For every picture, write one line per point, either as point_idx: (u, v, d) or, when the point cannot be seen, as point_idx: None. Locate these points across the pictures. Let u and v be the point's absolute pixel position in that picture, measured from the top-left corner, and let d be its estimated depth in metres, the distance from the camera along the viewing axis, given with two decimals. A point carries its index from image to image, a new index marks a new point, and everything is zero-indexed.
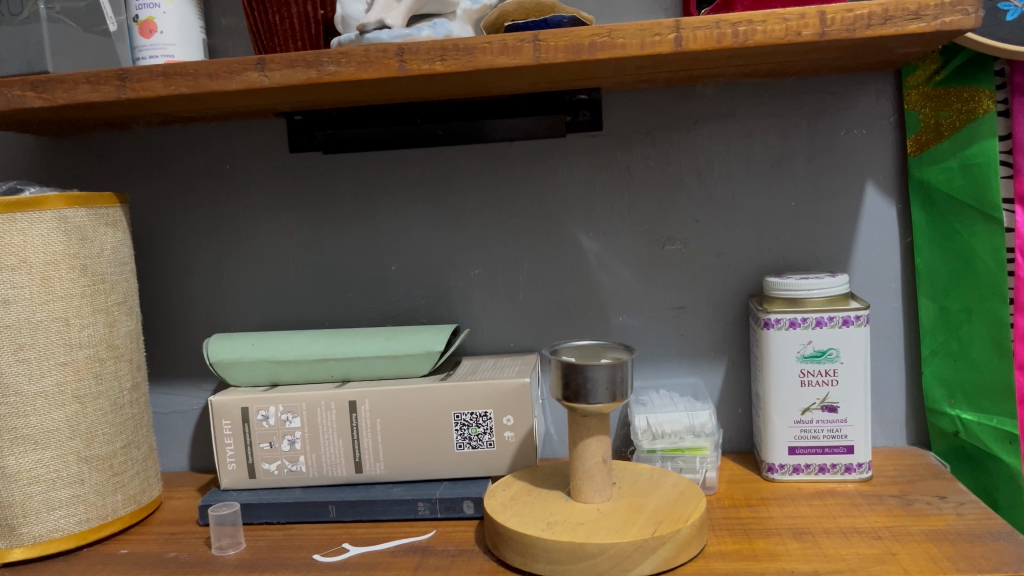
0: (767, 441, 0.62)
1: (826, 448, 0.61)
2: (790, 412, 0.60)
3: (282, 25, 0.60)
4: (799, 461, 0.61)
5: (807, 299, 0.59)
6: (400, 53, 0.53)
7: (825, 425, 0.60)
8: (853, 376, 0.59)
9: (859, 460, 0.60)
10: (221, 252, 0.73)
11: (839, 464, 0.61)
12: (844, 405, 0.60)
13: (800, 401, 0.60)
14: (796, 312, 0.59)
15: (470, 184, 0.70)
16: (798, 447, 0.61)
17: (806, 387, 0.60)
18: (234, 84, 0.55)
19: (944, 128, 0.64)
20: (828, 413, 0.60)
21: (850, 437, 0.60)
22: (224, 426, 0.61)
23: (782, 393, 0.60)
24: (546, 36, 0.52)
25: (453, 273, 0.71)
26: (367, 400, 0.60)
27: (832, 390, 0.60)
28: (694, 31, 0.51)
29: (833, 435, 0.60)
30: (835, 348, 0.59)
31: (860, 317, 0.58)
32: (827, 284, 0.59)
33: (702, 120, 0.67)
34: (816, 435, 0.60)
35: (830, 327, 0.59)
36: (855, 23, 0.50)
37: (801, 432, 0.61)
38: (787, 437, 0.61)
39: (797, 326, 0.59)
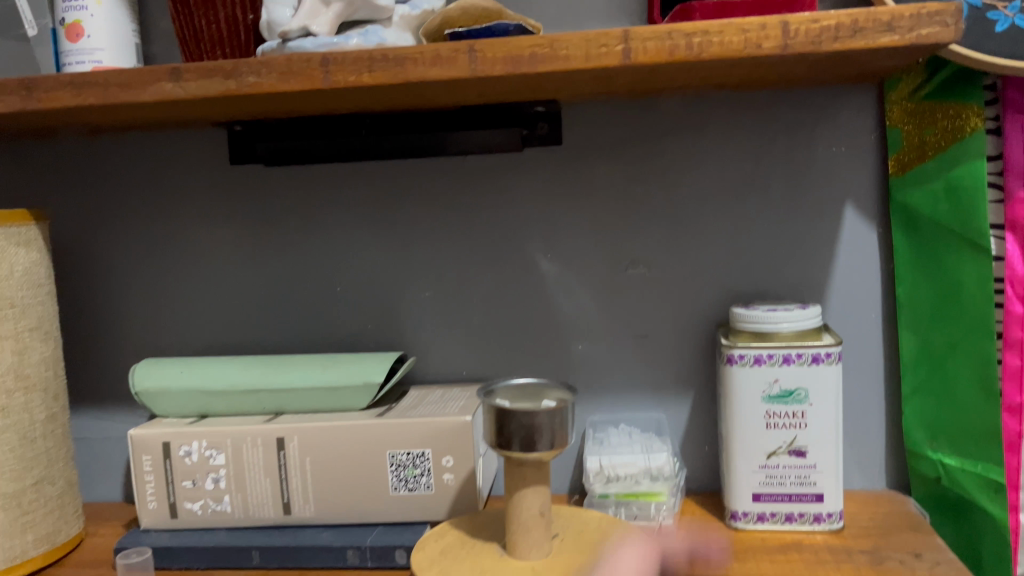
0: (730, 487, 0.57)
1: (794, 496, 0.56)
2: (755, 456, 0.55)
3: (208, 30, 0.55)
4: (765, 509, 0.56)
5: (775, 333, 0.54)
6: (325, 63, 0.48)
7: (791, 471, 0.55)
8: (824, 418, 0.55)
9: (828, 509, 0.55)
10: (153, 271, 0.68)
11: (808, 513, 0.56)
12: (814, 449, 0.55)
13: (766, 445, 0.55)
14: (761, 348, 0.54)
15: (422, 200, 0.65)
16: (764, 494, 0.56)
17: (772, 430, 0.55)
18: (147, 95, 0.50)
19: (928, 148, 0.58)
20: (796, 458, 0.55)
21: (820, 484, 0.55)
22: (145, 461, 0.57)
23: (746, 435, 0.55)
24: (482, 46, 0.47)
25: (402, 296, 0.67)
26: (296, 436, 0.56)
27: (800, 433, 0.55)
28: (644, 43, 0.46)
29: (802, 481, 0.55)
30: (805, 387, 0.54)
31: (830, 354, 0.54)
32: (796, 317, 0.54)
33: (669, 134, 0.63)
34: (783, 481, 0.55)
35: (798, 364, 0.54)
36: (822, 35, 0.45)
37: (767, 478, 0.56)
38: (751, 484, 0.56)
39: (762, 363, 0.54)
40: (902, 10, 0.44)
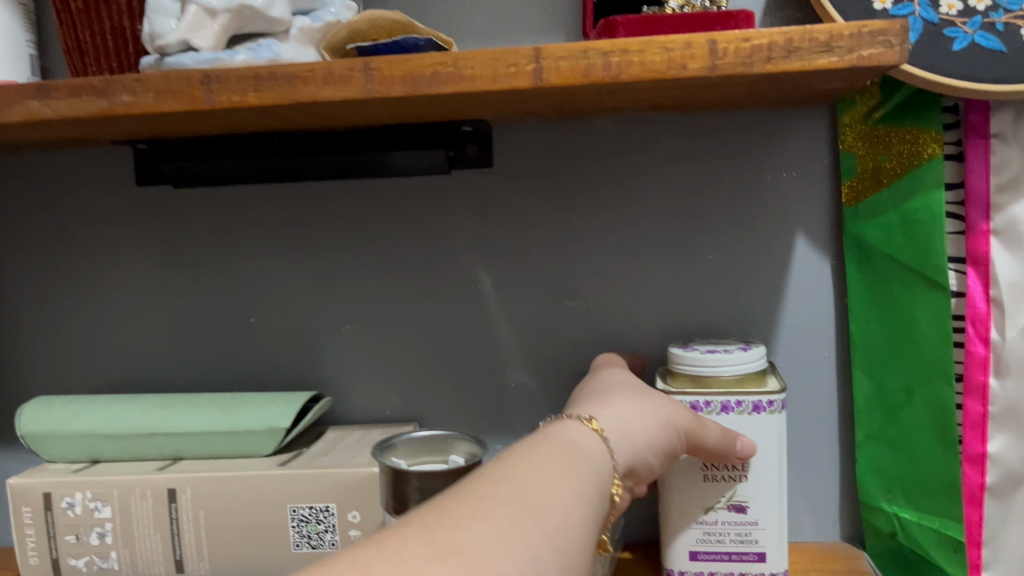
0: (666, 543, 0.52)
1: (734, 555, 0.51)
2: (691, 509, 0.51)
3: (93, 42, 0.50)
4: (702, 569, 0.51)
5: (715, 378, 0.49)
6: (205, 81, 0.43)
7: (731, 528, 0.50)
8: (765, 471, 0.50)
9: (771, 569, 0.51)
10: (55, 298, 0.63)
11: (750, 574, 0.51)
12: (755, 504, 0.50)
13: (704, 498, 0.50)
14: (698, 394, 0.49)
15: (341, 226, 0.61)
16: (701, 552, 0.51)
17: (709, 483, 0.50)
18: (12, 115, 0.45)
19: (883, 174, 0.53)
20: (736, 514, 0.50)
21: (761, 543, 0.50)
22: (24, 513, 0.52)
23: (680, 488, 0.51)
24: (378, 63, 0.42)
25: (321, 329, 0.62)
26: (188, 487, 0.51)
27: (740, 487, 0.50)
28: (556, 62, 0.41)
29: (743, 539, 0.50)
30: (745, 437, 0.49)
31: (773, 403, 0.49)
32: (738, 361, 0.49)
33: (607, 157, 0.58)
34: (721, 539, 0.51)
35: (737, 413, 0.49)
36: (752, 55, 0.40)
37: (704, 535, 0.51)
38: (687, 540, 0.51)
39: (699, 410, 0.49)
40: (841, 28, 0.40)
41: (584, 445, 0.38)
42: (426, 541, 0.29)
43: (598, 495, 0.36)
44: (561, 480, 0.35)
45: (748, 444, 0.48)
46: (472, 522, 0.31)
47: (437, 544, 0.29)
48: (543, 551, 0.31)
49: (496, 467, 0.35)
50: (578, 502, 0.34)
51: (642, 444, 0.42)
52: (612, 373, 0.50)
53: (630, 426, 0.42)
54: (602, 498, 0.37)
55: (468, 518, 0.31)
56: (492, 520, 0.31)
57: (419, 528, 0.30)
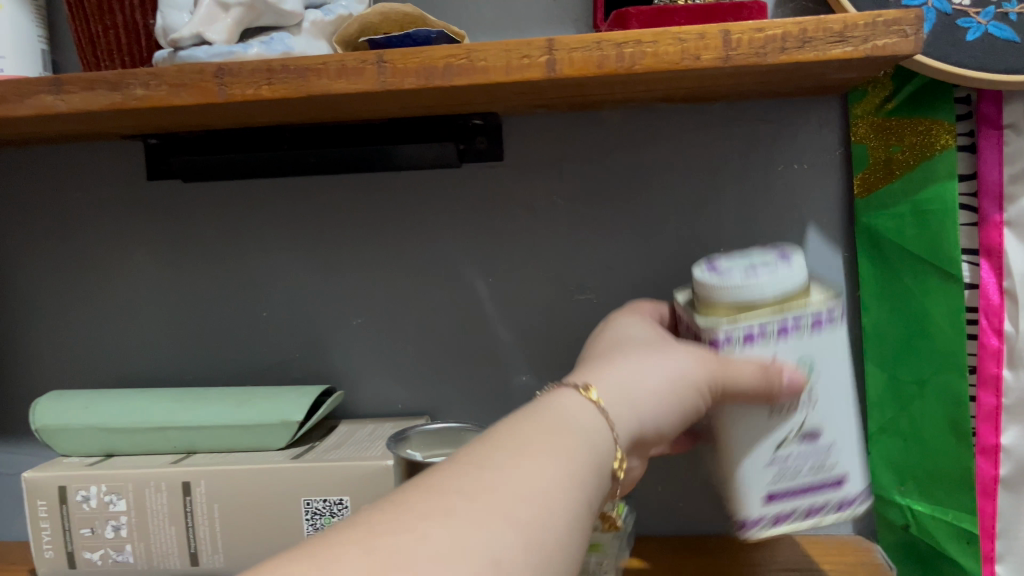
0: (731, 492, 0.42)
1: (811, 488, 0.42)
2: (760, 452, 0.41)
3: (105, 37, 0.51)
4: (783, 511, 0.42)
5: (763, 299, 0.39)
6: (219, 74, 0.43)
7: (807, 461, 0.41)
8: (838, 383, 0.42)
9: (851, 493, 0.42)
10: (65, 293, 0.63)
11: (828, 503, 0.42)
12: (829, 427, 0.42)
13: (774, 433, 0.41)
14: (751, 322, 0.39)
15: (351, 220, 0.61)
16: (778, 494, 0.41)
17: (777, 420, 0.41)
18: (26, 109, 0.45)
19: (895, 166, 0.53)
20: (808, 443, 0.42)
21: (841, 467, 0.42)
22: (40, 507, 0.52)
23: (744, 431, 0.41)
24: (391, 56, 0.42)
25: (331, 323, 0.62)
26: (202, 480, 0.51)
27: (810, 412, 0.41)
28: (570, 53, 0.41)
29: (824, 470, 0.42)
30: (812, 360, 0.41)
31: (834, 316, 0.41)
32: (785, 275, 0.39)
33: (616, 149, 0.58)
34: (797, 474, 0.41)
35: (797, 335, 0.40)
36: (766, 45, 0.40)
37: (777, 476, 0.41)
38: (761, 484, 0.41)
39: (754, 343, 0.40)
40: (856, 18, 0.40)
41: (575, 421, 0.36)
42: (372, 546, 0.27)
43: (588, 481, 0.34)
44: (538, 465, 0.33)
45: (800, 374, 0.40)
46: (427, 524, 0.28)
47: (384, 549, 0.27)
48: (508, 550, 0.29)
49: (467, 454, 0.33)
50: (555, 495, 0.32)
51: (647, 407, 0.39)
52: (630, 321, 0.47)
53: (630, 385, 0.39)
54: (596, 484, 0.35)
55: (424, 519, 0.29)
56: (451, 518, 0.29)
57: (366, 532, 0.28)
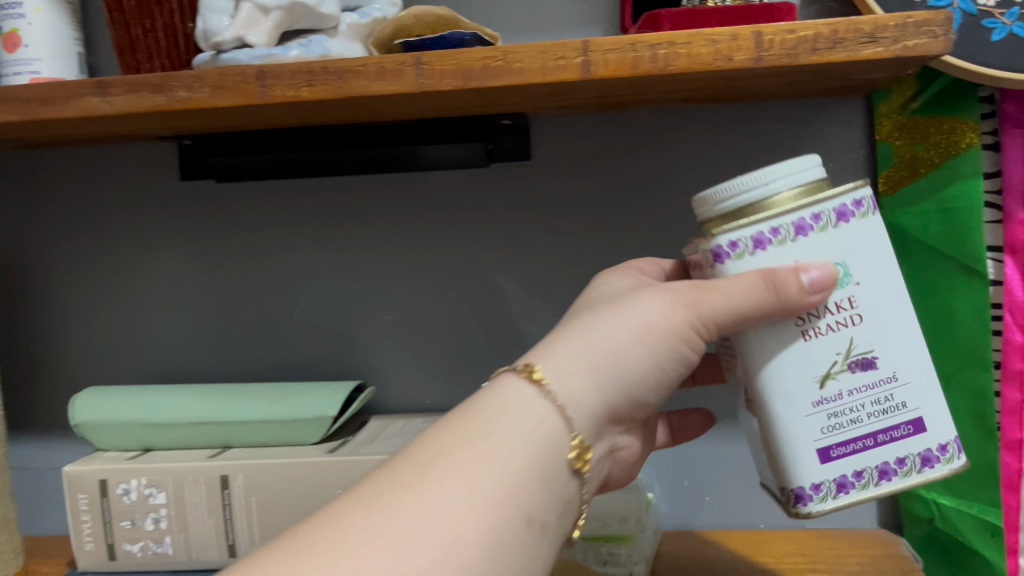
0: (784, 454, 0.35)
1: (877, 434, 0.35)
2: (800, 392, 0.35)
3: (144, 40, 0.52)
4: (846, 472, 0.35)
5: (775, 196, 0.34)
6: (260, 76, 0.44)
7: (864, 397, 0.35)
8: (885, 295, 0.35)
9: (934, 440, 0.35)
10: (99, 292, 0.64)
11: (907, 453, 0.35)
12: (885, 352, 0.35)
13: (813, 365, 0.35)
14: (761, 221, 0.34)
15: (380, 219, 0.62)
16: (835, 448, 0.35)
17: (813, 344, 0.35)
18: (71, 111, 0.47)
19: (920, 164, 0.54)
20: (864, 373, 0.35)
21: (911, 405, 0.35)
22: (81, 500, 0.54)
23: (776, 365, 0.35)
24: (429, 58, 0.43)
25: (360, 320, 0.63)
26: (240, 474, 0.52)
27: (856, 334, 0.35)
28: (604, 55, 0.42)
29: (884, 407, 0.35)
30: (845, 261, 0.34)
31: (860, 204, 0.34)
32: (794, 166, 0.34)
33: (642, 148, 0.59)
34: (857, 417, 0.35)
35: (818, 231, 0.34)
36: (798, 46, 0.41)
37: (833, 424, 0.35)
38: (810, 436, 0.35)
39: (767, 246, 0.34)
40: (886, 19, 0.41)
41: (520, 414, 0.34)
42: None
43: (522, 493, 0.32)
44: (448, 477, 0.31)
45: (824, 271, 0.34)
46: (305, 557, 0.27)
47: None
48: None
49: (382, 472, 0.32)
50: (477, 504, 0.30)
51: (613, 379, 0.36)
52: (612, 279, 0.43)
53: (596, 342, 0.36)
54: (535, 494, 0.32)
55: (302, 552, 0.28)
56: (334, 549, 0.28)
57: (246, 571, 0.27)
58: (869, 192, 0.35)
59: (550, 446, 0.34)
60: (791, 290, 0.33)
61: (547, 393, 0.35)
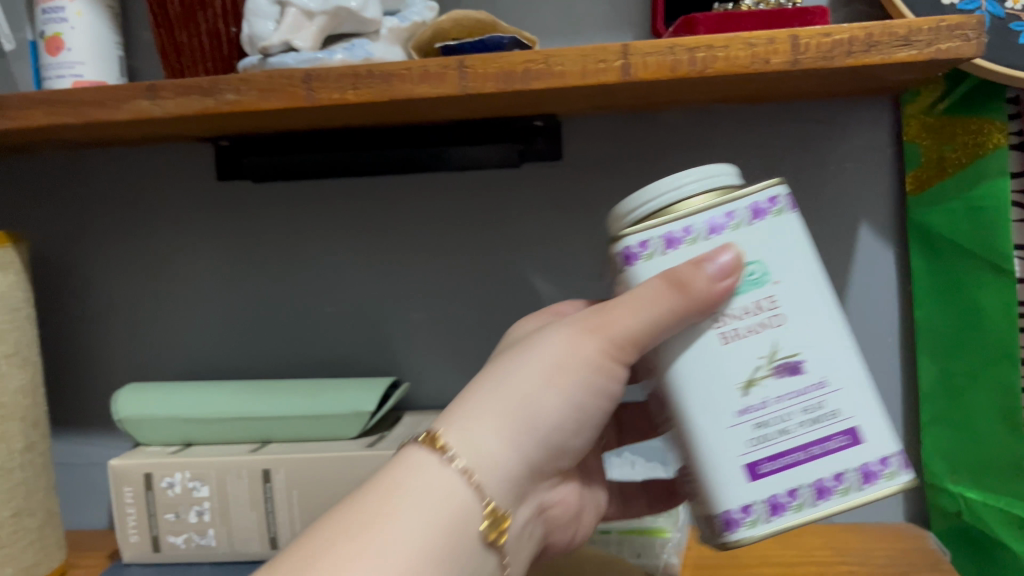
0: (707, 474, 0.35)
1: (808, 446, 0.34)
2: (723, 401, 0.34)
3: (189, 45, 0.53)
4: (778, 491, 0.34)
5: (684, 200, 0.35)
6: (307, 80, 0.46)
7: (791, 405, 0.34)
8: (806, 296, 0.35)
9: (871, 453, 0.35)
10: (137, 291, 0.66)
11: (844, 467, 0.34)
12: (811, 356, 0.34)
13: (735, 371, 0.34)
14: (671, 222, 0.35)
15: (414, 218, 0.63)
16: (764, 463, 0.34)
17: (732, 347, 0.34)
18: (122, 114, 0.48)
19: (947, 164, 0.55)
20: (791, 379, 0.34)
21: (844, 414, 0.35)
22: (126, 493, 0.55)
23: (697, 373, 0.34)
24: (472, 61, 0.45)
25: (393, 317, 0.64)
26: (282, 468, 0.54)
27: (779, 336, 0.34)
28: (644, 58, 0.43)
29: (815, 416, 0.34)
30: (761, 260, 0.34)
31: (775, 201, 0.35)
32: (704, 170, 0.36)
33: (672, 149, 0.60)
34: (784, 428, 0.34)
35: (732, 229, 0.35)
36: (834, 49, 0.42)
37: (757, 436, 0.34)
38: (735, 450, 0.34)
39: (678, 245, 0.35)
40: (920, 23, 0.42)
41: (425, 491, 0.33)
42: None
43: None
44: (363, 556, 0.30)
45: (730, 255, 0.34)
46: None
47: None
48: None
49: (298, 545, 0.31)
50: None
51: (525, 429, 0.36)
52: (524, 330, 0.45)
53: (506, 390, 0.37)
54: None
55: None
56: None
57: None
58: (785, 189, 0.36)
59: (456, 520, 0.33)
60: (698, 284, 0.33)
61: (451, 462, 0.34)
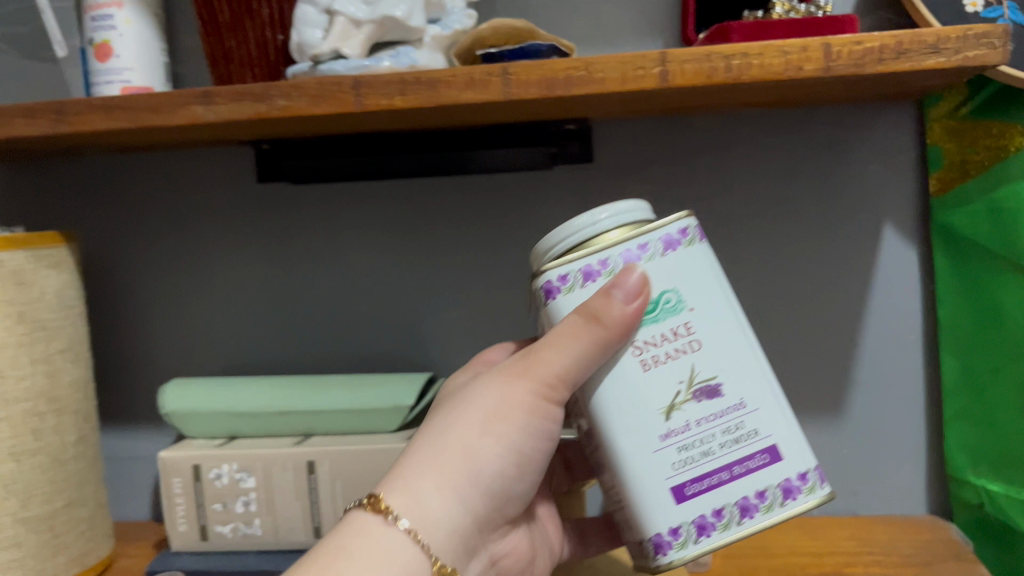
0: (636, 499, 0.37)
1: (730, 466, 0.37)
2: (648, 425, 0.37)
3: (237, 51, 0.55)
4: (705, 511, 0.37)
5: (599, 236, 0.38)
6: (355, 87, 0.48)
7: (711, 427, 0.37)
8: (719, 321, 0.38)
9: (790, 470, 0.38)
10: (179, 289, 0.68)
11: (766, 484, 0.37)
12: (727, 380, 0.38)
13: (657, 397, 0.37)
14: (589, 256, 0.38)
15: (448, 219, 0.65)
16: (689, 485, 0.37)
17: (653, 373, 0.37)
18: (178, 119, 0.50)
19: (970, 166, 0.56)
20: (710, 401, 0.37)
21: (761, 433, 0.38)
22: (175, 483, 0.57)
23: (623, 400, 0.37)
24: (516, 69, 0.46)
25: (428, 315, 0.66)
26: (325, 461, 0.56)
27: (697, 361, 0.38)
28: (681, 65, 0.45)
29: (735, 436, 0.38)
30: (675, 289, 0.38)
31: (685, 232, 0.38)
32: (618, 205, 0.39)
33: (700, 152, 0.62)
34: (705, 450, 0.37)
35: (646, 260, 0.38)
36: (864, 57, 0.44)
37: (683, 457, 0.37)
38: (662, 474, 0.37)
39: (597, 278, 0.37)
40: (948, 32, 0.43)
41: (379, 555, 0.35)
42: None
43: None
44: None
45: (637, 275, 0.37)
46: None
47: None
48: None
49: None
50: None
51: (466, 475, 0.39)
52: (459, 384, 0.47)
53: (444, 439, 0.39)
54: None
55: None
56: None
57: None
58: (693, 222, 0.39)
59: None
60: (612, 313, 0.36)
61: (398, 522, 0.36)
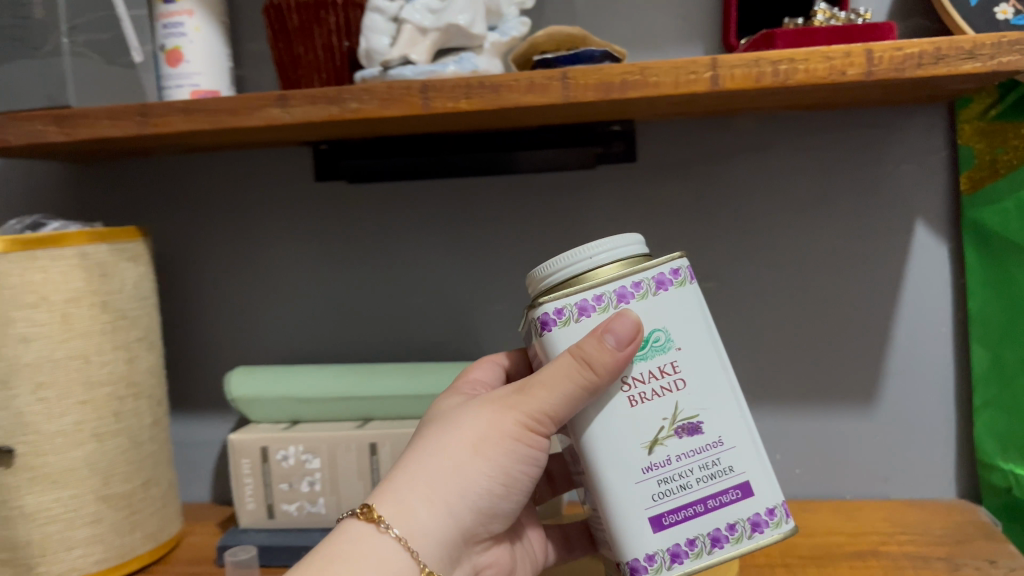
0: (616, 528, 0.40)
1: (705, 501, 0.40)
2: (631, 458, 0.40)
3: (306, 57, 0.58)
4: (679, 541, 0.40)
5: (595, 271, 0.41)
6: (423, 90, 0.51)
7: (689, 462, 0.40)
8: (703, 360, 0.41)
9: (761, 505, 0.41)
10: (239, 283, 0.71)
11: (736, 517, 0.40)
12: (707, 418, 0.41)
13: (642, 432, 0.40)
14: (585, 291, 0.40)
15: (498, 215, 0.68)
16: (666, 516, 0.40)
17: (639, 410, 0.40)
18: (255, 120, 0.53)
19: (1000, 166, 0.59)
20: (690, 438, 0.40)
21: (737, 470, 0.41)
22: (243, 464, 0.60)
23: (610, 433, 0.40)
24: (574, 73, 0.50)
25: (478, 307, 0.69)
26: (387, 442, 0.59)
27: (680, 400, 0.40)
28: (731, 70, 0.48)
29: (711, 472, 0.40)
30: (664, 329, 0.40)
31: (677, 273, 0.41)
32: (615, 242, 0.41)
33: (740, 151, 0.65)
34: (683, 484, 0.40)
35: (639, 298, 0.40)
36: (905, 62, 0.47)
37: (662, 491, 0.40)
38: (643, 504, 0.39)
39: (591, 313, 0.40)
40: (985, 38, 0.46)
41: (371, 562, 0.39)
42: None
43: None
44: None
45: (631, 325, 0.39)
46: None
47: None
48: None
49: None
50: None
51: (456, 497, 0.41)
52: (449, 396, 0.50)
53: (437, 461, 0.42)
54: None
55: None
56: None
57: None
58: (685, 263, 0.42)
59: None
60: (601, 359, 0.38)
61: (388, 531, 0.40)
